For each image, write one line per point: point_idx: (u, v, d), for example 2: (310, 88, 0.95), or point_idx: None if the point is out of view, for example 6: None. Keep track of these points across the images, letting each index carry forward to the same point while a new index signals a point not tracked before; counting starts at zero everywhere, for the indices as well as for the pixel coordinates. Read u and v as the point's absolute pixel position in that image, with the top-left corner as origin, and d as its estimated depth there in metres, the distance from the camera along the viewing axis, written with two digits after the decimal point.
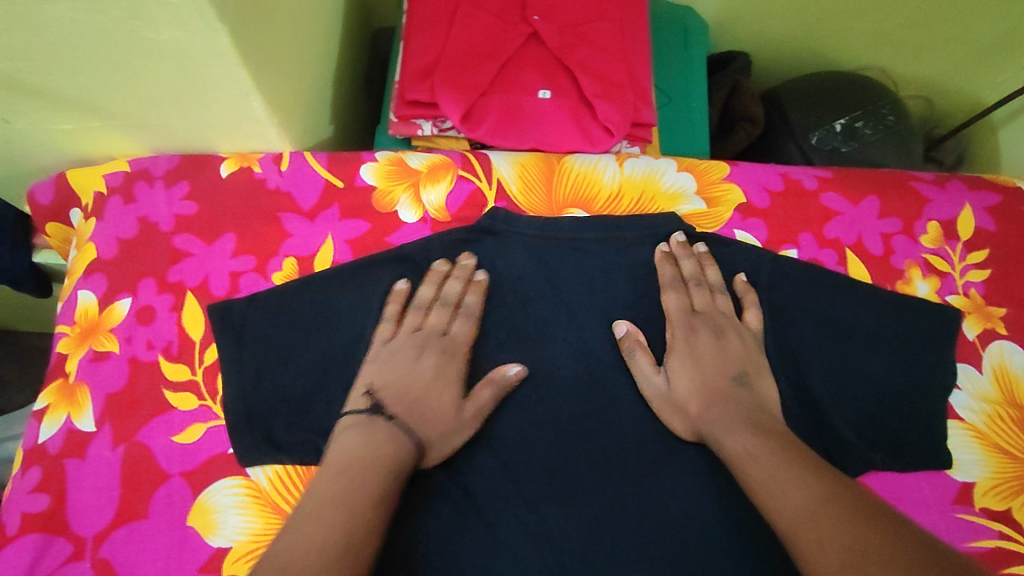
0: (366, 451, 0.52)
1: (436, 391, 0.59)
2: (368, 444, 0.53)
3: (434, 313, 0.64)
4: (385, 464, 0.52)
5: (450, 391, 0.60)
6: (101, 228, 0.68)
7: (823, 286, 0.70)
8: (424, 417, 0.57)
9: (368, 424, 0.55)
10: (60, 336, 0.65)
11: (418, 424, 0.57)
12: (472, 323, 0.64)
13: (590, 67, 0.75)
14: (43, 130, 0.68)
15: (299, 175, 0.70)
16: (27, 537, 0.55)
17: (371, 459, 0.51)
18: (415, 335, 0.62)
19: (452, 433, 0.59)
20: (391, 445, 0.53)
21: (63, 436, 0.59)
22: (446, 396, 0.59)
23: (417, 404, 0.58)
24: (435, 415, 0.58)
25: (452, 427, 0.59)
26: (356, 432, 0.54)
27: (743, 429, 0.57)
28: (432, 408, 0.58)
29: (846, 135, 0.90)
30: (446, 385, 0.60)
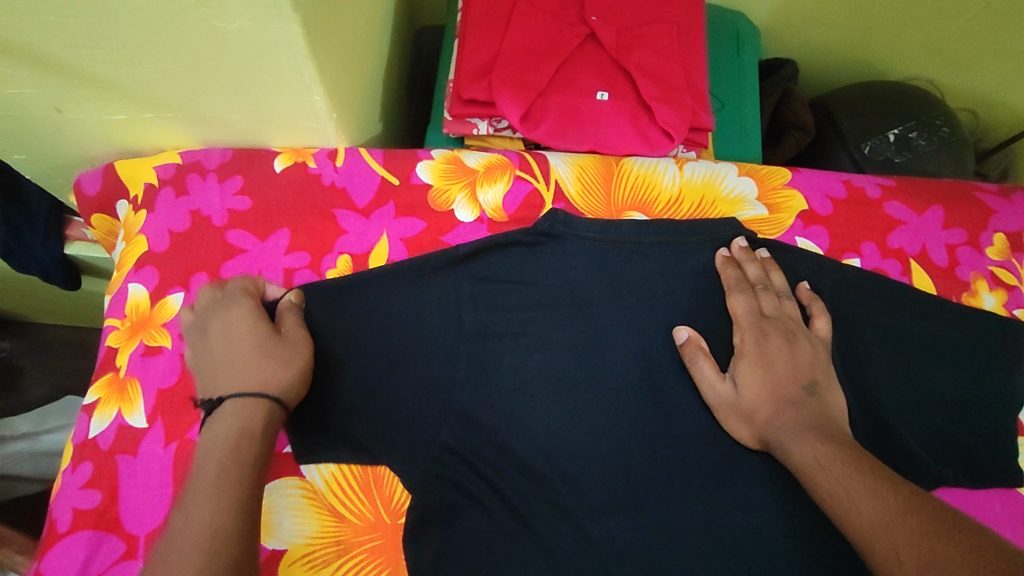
0: (216, 440, 0.47)
1: (227, 347, 0.54)
2: (218, 425, 0.49)
3: (198, 297, 0.59)
4: (236, 439, 0.48)
5: (242, 330, 0.54)
6: (151, 220, 0.67)
7: (889, 297, 0.67)
8: (248, 366, 0.52)
9: (207, 419, 0.50)
10: (110, 329, 0.63)
11: (230, 383, 0.52)
12: (244, 278, 0.60)
13: (649, 70, 0.74)
14: (96, 119, 0.67)
15: (355, 171, 0.69)
16: (79, 534, 0.54)
17: (232, 441, 0.47)
18: (191, 323, 0.57)
19: (279, 360, 0.53)
20: (232, 421, 0.49)
21: (114, 432, 0.58)
22: (239, 333, 0.54)
23: (227, 374, 0.52)
24: (248, 360, 0.53)
25: (265, 355, 0.53)
26: (207, 422, 0.50)
27: (812, 437, 0.54)
28: (234, 358, 0.53)
29: (899, 145, 0.89)
30: (241, 330, 0.54)
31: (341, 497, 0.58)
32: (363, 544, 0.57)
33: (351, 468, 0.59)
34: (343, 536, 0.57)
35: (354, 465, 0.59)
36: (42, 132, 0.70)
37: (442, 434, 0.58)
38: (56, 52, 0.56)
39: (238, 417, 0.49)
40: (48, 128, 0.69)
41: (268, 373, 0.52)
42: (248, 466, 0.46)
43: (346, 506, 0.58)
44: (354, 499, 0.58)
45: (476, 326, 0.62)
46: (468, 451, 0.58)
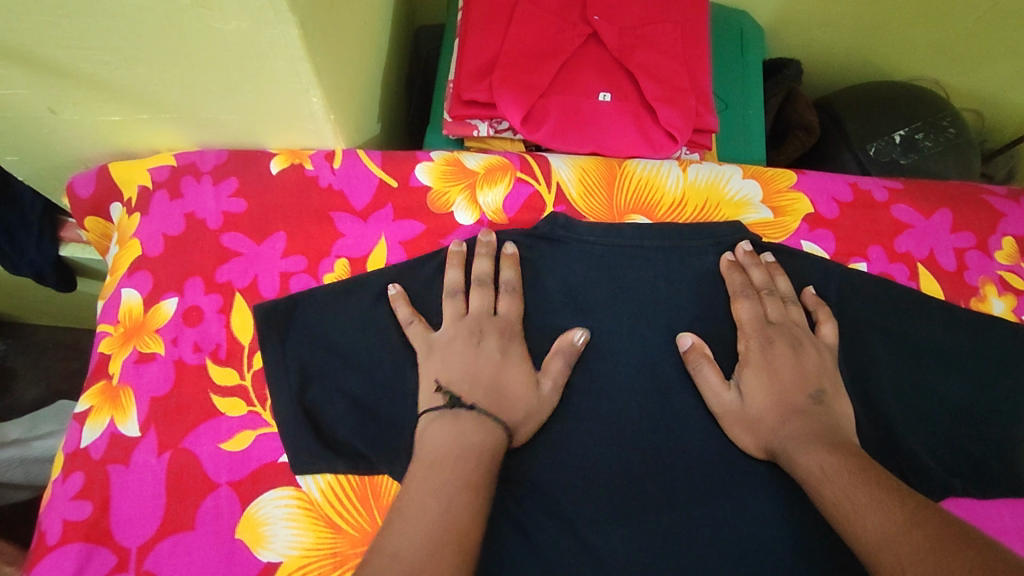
0: (478, 454, 0.50)
1: (508, 373, 0.56)
2: (464, 441, 0.50)
3: (475, 294, 0.60)
4: (480, 461, 0.49)
5: (526, 370, 0.57)
6: (146, 224, 0.66)
7: (896, 303, 0.66)
8: (504, 400, 0.55)
9: (453, 417, 0.52)
10: (103, 335, 0.62)
11: (504, 410, 0.54)
12: (517, 299, 0.61)
13: (652, 70, 0.73)
14: (89, 120, 0.65)
15: (353, 173, 0.67)
16: (69, 546, 0.52)
17: (478, 453, 0.50)
18: (466, 321, 0.59)
19: (535, 411, 0.56)
20: (479, 435, 0.51)
21: (106, 441, 0.57)
22: (520, 374, 0.56)
23: (499, 397, 0.55)
24: (521, 401, 0.55)
25: (535, 405, 0.56)
26: (444, 427, 0.51)
27: (819, 447, 0.53)
28: (510, 389, 0.55)
29: (905, 147, 0.88)
30: (519, 364, 0.57)
31: (337, 508, 0.55)
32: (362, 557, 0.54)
33: (347, 476, 0.56)
34: (339, 548, 0.54)
35: (349, 472, 0.56)
36: (34, 133, 0.68)
37: None
38: (49, 53, 0.55)
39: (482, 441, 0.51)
40: (40, 129, 0.68)
41: (526, 419, 0.56)
42: (485, 485, 0.48)
43: (342, 517, 0.55)
44: (350, 509, 0.55)
45: None
46: None
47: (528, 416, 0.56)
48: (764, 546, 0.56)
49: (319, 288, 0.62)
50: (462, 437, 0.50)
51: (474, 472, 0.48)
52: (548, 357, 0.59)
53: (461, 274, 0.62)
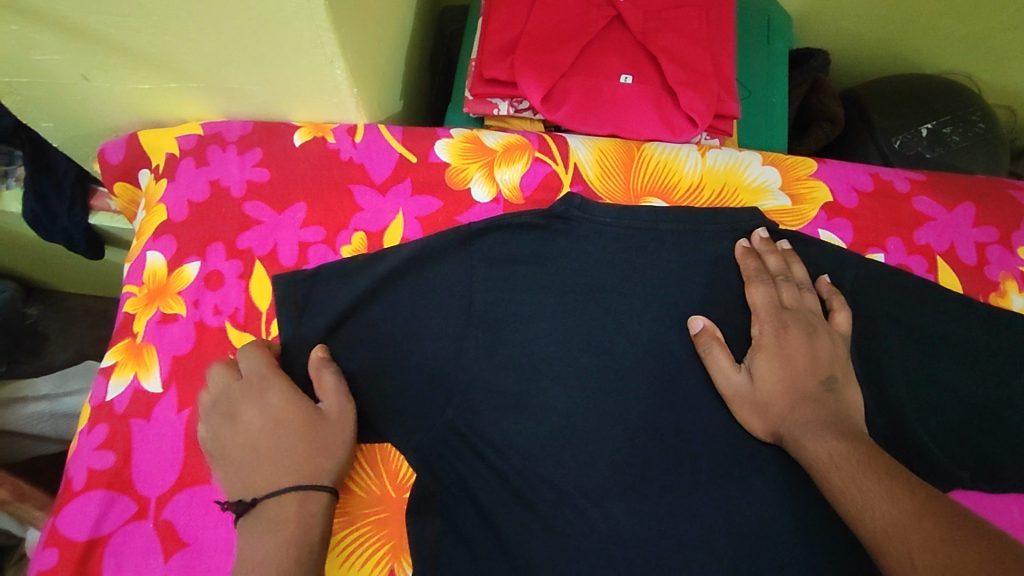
0: (297, 547, 0.50)
1: (288, 428, 0.54)
2: (278, 543, 0.50)
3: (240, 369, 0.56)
4: (301, 553, 0.50)
5: (296, 415, 0.54)
6: (171, 190, 0.67)
7: (912, 295, 0.66)
8: (293, 468, 0.53)
9: (255, 518, 0.51)
10: (128, 295, 0.64)
11: (306, 465, 0.53)
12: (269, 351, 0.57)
13: (675, 54, 0.73)
14: (120, 87, 0.67)
15: (373, 147, 0.69)
16: (93, 493, 0.55)
17: (295, 548, 0.50)
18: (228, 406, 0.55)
19: (331, 447, 0.54)
20: (292, 526, 0.51)
21: (129, 395, 0.59)
22: (297, 418, 0.54)
23: (282, 466, 0.53)
24: (310, 451, 0.53)
25: (327, 438, 0.54)
26: (254, 532, 0.51)
27: (828, 434, 0.53)
28: (294, 454, 0.53)
29: (931, 140, 0.86)
30: (291, 417, 0.54)
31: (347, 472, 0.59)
32: (368, 517, 0.58)
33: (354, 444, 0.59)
34: (349, 508, 0.58)
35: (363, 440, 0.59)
36: (69, 99, 0.71)
37: (447, 413, 0.58)
38: (83, 19, 0.57)
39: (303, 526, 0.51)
40: (74, 95, 0.70)
41: (334, 458, 0.54)
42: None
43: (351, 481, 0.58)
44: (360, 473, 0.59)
45: (487, 307, 0.61)
46: (472, 433, 0.58)
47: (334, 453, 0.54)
48: (764, 529, 0.56)
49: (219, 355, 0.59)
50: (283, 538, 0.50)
51: (311, 551, 0.51)
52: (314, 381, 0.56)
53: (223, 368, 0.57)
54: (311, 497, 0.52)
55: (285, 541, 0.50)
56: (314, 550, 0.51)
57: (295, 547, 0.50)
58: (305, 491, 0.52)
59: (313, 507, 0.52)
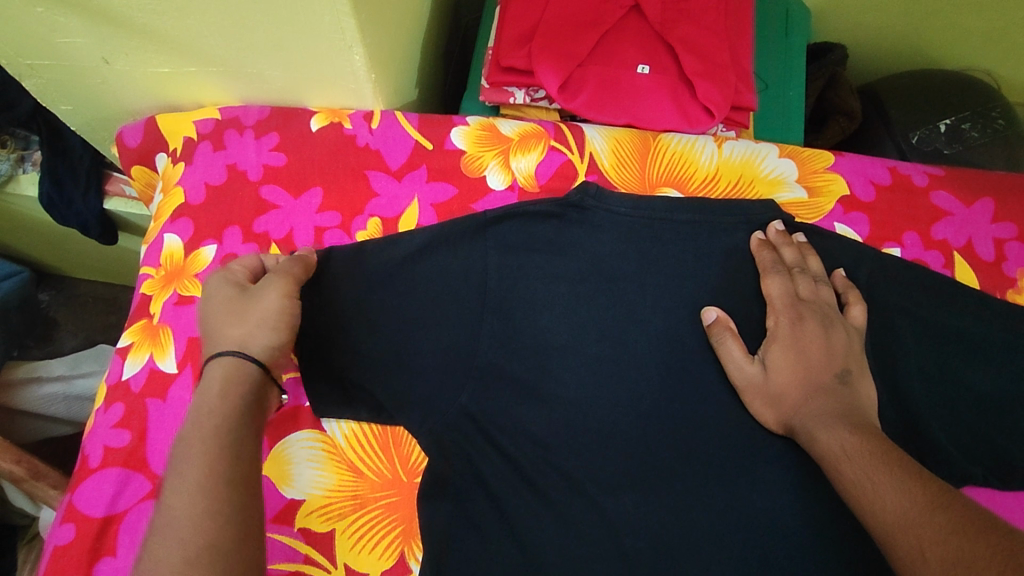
0: (205, 416, 0.44)
1: (214, 305, 0.51)
2: (197, 409, 0.45)
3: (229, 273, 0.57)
4: (212, 418, 0.44)
5: (221, 292, 0.52)
6: (189, 173, 0.68)
7: (929, 291, 0.65)
8: (218, 334, 0.49)
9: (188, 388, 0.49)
10: (145, 277, 0.65)
11: (223, 329, 0.50)
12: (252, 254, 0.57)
13: (694, 45, 0.72)
14: (140, 71, 0.68)
15: (389, 133, 0.69)
16: (109, 470, 0.55)
17: (203, 416, 0.44)
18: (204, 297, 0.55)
19: (259, 322, 0.50)
20: (206, 392, 0.46)
21: (146, 375, 0.59)
22: (220, 291, 0.52)
23: (212, 335, 0.50)
24: (237, 321, 0.50)
25: (257, 313, 0.50)
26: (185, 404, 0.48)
27: (840, 426, 0.52)
28: (223, 323, 0.50)
29: (950, 136, 0.86)
30: (231, 293, 0.52)
31: (360, 455, 0.59)
32: (379, 501, 0.58)
33: (370, 427, 0.59)
34: (360, 491, 0.58)
35: (375, 423, 0.59)
36: (89, 82, 0.71)
37: (462, 398, 0.58)
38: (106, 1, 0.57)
39: (225, 394, 0.46)
40: (94, 78, 0.70)
41: (249, 324, 0.50)
42: (227, 438, 0.43)
43: (363, 463, 0.59)
44: (371, 456, 0.59)
45: (501, 292, 0.61)
46: (484, 419, 0.58)
47: (251, 318, 0.50)
48: (774, 520, 0.56)
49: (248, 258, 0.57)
50: (199, 405, 0.45)
51: (237, 418, 0.45)
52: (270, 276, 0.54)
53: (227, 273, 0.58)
54: (222, 361, 0.48)
55: (204, 408, 0.45)
56: (237, 417, 0.45)
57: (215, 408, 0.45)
58: (224, 357, 0.48)
59: (228, 369, 0.48)
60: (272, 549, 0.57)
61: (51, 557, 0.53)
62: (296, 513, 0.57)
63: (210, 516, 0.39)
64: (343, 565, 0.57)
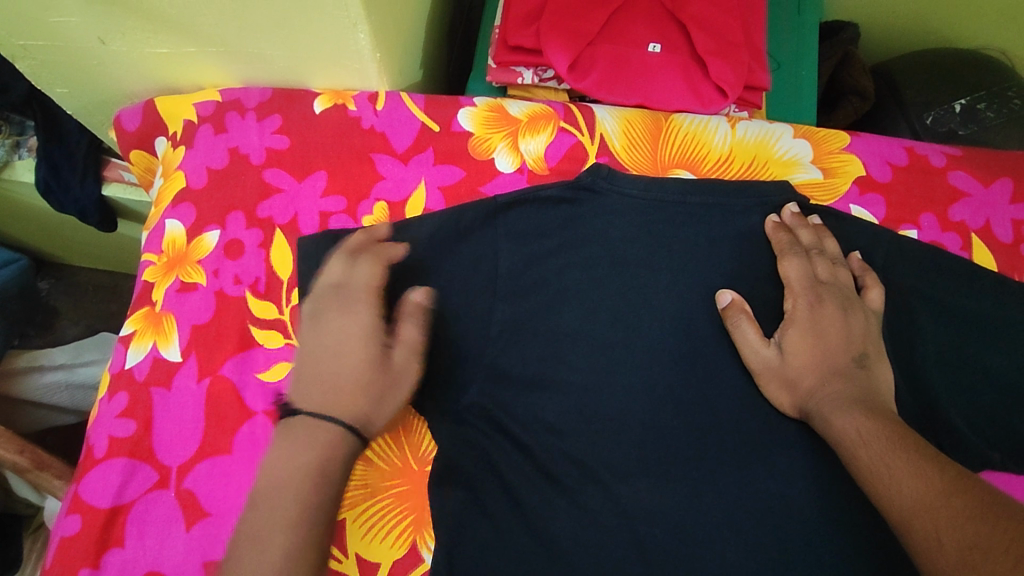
0: (320, 477, 0.49)
1: (349, 351, 0.54)
2: (297, 459, 0.49)
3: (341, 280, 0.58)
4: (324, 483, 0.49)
5: (368, 344, 0.54)
6: (190, 157, 0.66)
7: (946, 273, 0.64)
8: (351, 395, 0.52)
9: (291, 425, 0.51)
10: (147, 264, 0.63)
11: (359, 397, 0.52)
12: (373, 269, 0.58)
13: (705, 22, 0.70)
14: (139, 51, 0.66)
15: (395, 115, 0.67)
16: (115, 461, 0.54)
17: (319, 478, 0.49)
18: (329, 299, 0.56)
19: (388, 396, 0.54)
20: (321, 447, 0.50)
21: (149, 364, 0.58)
22: (366, 340, 0.54)
23: (338, 386, 0.53)
24: (370, 390, 0.53)
25: (388, 389, 0.54)
26: (293, 436, 0.50)
27: (856, 411, 0.52)
28: (357, 383, 0.53)
29: (965, 117, 0.84)
30: (361, 339, 0.54)
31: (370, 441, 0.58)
32: (390, 490, 0.58)
33: None
34: (371, 480, 0.57)
35: None
36: (84, 64, 0.69)
37: (473, 384, 0.57)
38: None
39: (318, 450, 0.49)
40: (90, 60, 0.68)
41: (378, 400, 0.53)
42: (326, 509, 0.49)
43: (375, 450, 0.58)
44: (382, 445, 0.59)
45: (511, 278, 0.60)
46: (494, 404, 0.57)
47: (389, 397, 0.54)
48: (791, 507, 0.55)
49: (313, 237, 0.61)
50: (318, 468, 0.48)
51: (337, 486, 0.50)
52: (400, 322, 0.56)
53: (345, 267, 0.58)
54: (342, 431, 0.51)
55: (310, 467, 0.49)
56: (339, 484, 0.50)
57: (315, 477, 0.48)
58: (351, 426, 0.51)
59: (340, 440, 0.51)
60: None
61: (58, 549, 0.52)
62: None
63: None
64: (354, 554, 0.56)
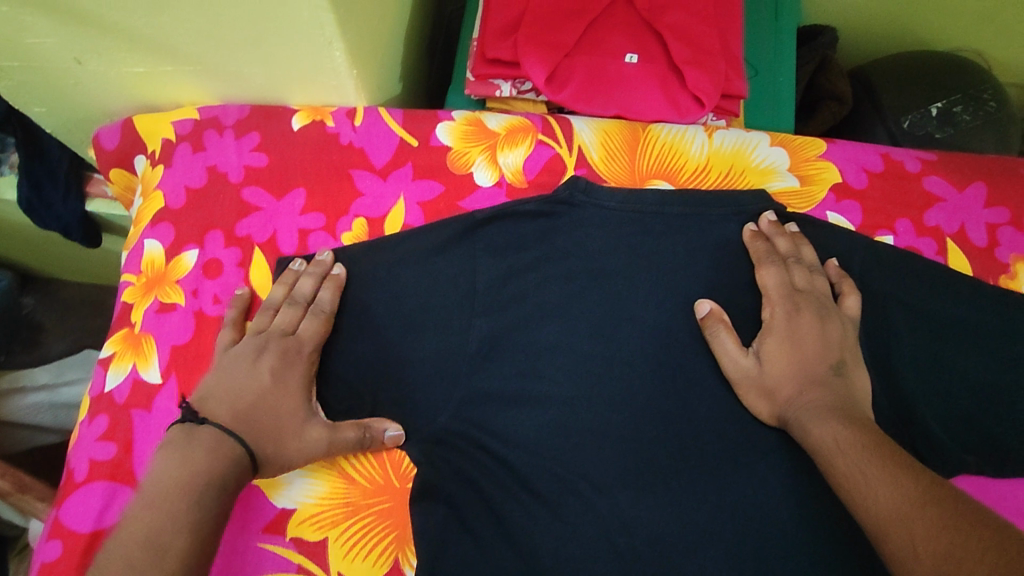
0: (206, 482, 0.46)
1: (275, 398, 0.54)
2: (193, 467, 0.47)
3: (281, 313, 0.59)
4: (208, 488, 0.46)
5: (299, 401, 0.54)
6: (168, 176, 0.66)
7: (923, 279, 0.64)
8: (259, 430, 0.52)
9: (187, 434, 0.49)
10: (126, 284, 0.63)
11: (268, 442, 0.52)
12: (322, 324, 0.58)
13: (682, 32, 0.71)
14: (116, 71, 0.66)
15: (373, 130, 0.67)
16: (95, 484, 0.54)
17: (203, 483, 0.46)
18: (256, 338, 0.57)
19: (292, 452, 0.53)
20: (207, 454, 0.48)
21: (129, 386, 0.58)
22: (291, 392, 0.54)
23: (252, 416, 0.52)
24: (278, 436, 0.52)
25: (296, 449, 0.53)
26: (178, 446, 0.48)
27: (834, 419, 0.52)
28: (271, 419, 0.53)
29: (941, 120, 0.85)
30: (291, 392, 0.54)
31: (350, 459, 0.58)
32: (372, 507, 0.57)
33: None
34: (352, 499, 0.58)
35: None
36: (61, 84, 0.69)
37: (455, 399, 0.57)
38: None
39: (217, 461, 0.48)
40: (67, 80, 0.68)
41: (280, 446, 0.52)
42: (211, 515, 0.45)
43: (356, 468, 0.58)
44: (362, 462, 0.58)
45: (490, 293, 0.60)
46: (475, 419, 0.57)
47: (294, 453, 0.53)
48: (770, 516, 0.56)
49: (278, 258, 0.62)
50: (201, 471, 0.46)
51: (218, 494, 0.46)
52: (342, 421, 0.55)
53: (282, 294, 0.60)
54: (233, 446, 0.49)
55: (200, 474, 0.46)
56: (221, 491, 0.47)
57: (204, 483, 0.46)
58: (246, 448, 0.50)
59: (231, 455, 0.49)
60: (263, 559, 0.56)
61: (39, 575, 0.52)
62: (285, 525, 0.57)
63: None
64: (336, 574, 0.56)
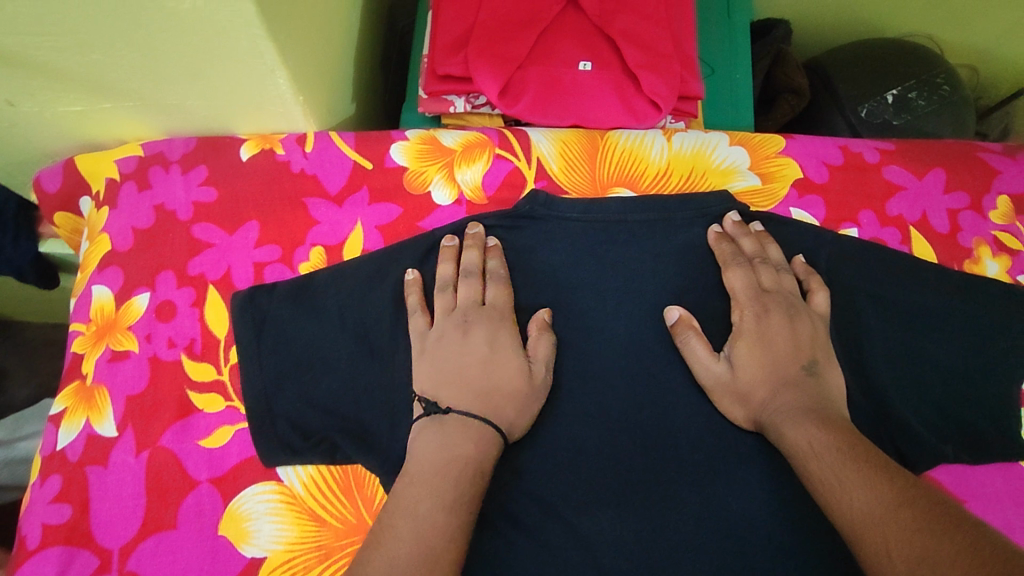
0: (462, 463, 0.48)
1: (498, 363, 0.54)
2: (451, 451, 0.48)
3: (462, 287, 0.58)
4: (467, 468, 0.48)
5: (516, 359, 0.55)
6: (115, 217, 0.64)
7: (888, 269, 0.64)
8: (494, 401, 0.52)
9: (440, 424, 0.50)
10: (75, 334, 0.61)
11: (495, 403, 0.52)
12: (506, 286, 0.59)
13: (634, 36, 0.70)
14: (51, 112, 0.63)
15: (325, 155, 0.65)
16: (49, 550, 0.52)
17: (461, 470, 0.47)
18: (451, 316, 0.56)
19: (528, 403, 0.54)
20: (463, 440, 0.49)
21: (83, 442, 0.55)
22: (510, 355, 0.55)
23: (487, 393, 0.52)
24: (513, 395, 0.53)
25: (528, 397, 0.54)
26: (432, 436, 0.50)
27: (809, 422, 0.51)
28: (501, 382, 0.53)
29: (897, 107, 0.85)
30: (506, 352, 0.55)
31: (321, 500, 0.55)
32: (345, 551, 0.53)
33: (329, 468, 0.55)
34: (324, 541, 0.53)
35: (334, 465, 0.55)
36: None
37: None
38: None
39: (472, 444, 0.49)
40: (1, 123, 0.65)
41: (509, 403, 0.53)
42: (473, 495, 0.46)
43: (327, 511, 0.54)
44: (333, 503, 0.55)
45: None
46: None
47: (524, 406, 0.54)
48: (752, 524, 0.55)
49: (294, 276, 0.61)
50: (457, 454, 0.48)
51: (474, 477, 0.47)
52: (533, 342, 0.57)
53: (453, 268, 0.59)
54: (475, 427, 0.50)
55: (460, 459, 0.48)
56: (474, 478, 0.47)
57: (466, 469, 0.48)
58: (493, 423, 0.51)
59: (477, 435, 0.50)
60: None
61: None
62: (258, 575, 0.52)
63: (429, 554, 0.41)
64: None
